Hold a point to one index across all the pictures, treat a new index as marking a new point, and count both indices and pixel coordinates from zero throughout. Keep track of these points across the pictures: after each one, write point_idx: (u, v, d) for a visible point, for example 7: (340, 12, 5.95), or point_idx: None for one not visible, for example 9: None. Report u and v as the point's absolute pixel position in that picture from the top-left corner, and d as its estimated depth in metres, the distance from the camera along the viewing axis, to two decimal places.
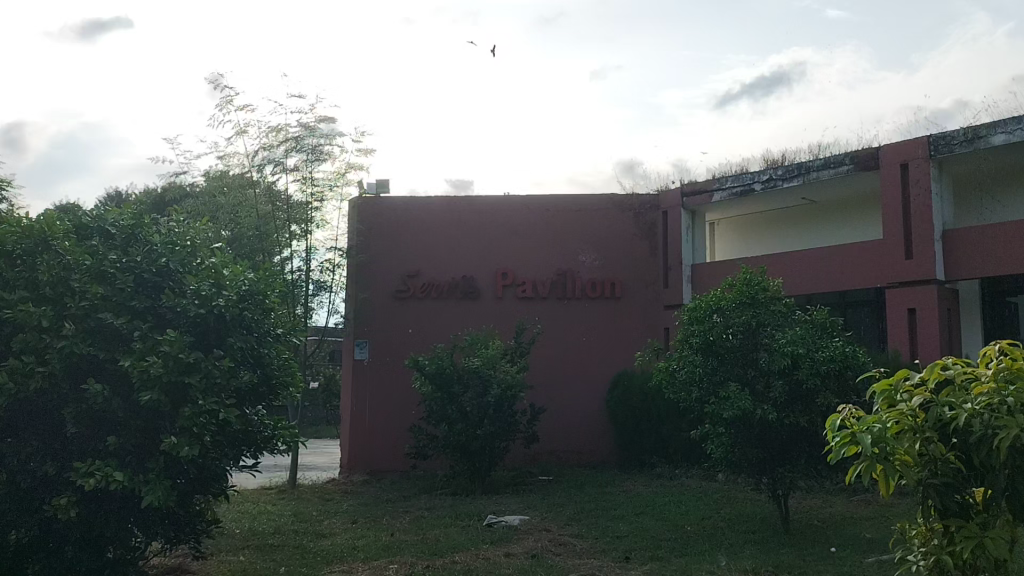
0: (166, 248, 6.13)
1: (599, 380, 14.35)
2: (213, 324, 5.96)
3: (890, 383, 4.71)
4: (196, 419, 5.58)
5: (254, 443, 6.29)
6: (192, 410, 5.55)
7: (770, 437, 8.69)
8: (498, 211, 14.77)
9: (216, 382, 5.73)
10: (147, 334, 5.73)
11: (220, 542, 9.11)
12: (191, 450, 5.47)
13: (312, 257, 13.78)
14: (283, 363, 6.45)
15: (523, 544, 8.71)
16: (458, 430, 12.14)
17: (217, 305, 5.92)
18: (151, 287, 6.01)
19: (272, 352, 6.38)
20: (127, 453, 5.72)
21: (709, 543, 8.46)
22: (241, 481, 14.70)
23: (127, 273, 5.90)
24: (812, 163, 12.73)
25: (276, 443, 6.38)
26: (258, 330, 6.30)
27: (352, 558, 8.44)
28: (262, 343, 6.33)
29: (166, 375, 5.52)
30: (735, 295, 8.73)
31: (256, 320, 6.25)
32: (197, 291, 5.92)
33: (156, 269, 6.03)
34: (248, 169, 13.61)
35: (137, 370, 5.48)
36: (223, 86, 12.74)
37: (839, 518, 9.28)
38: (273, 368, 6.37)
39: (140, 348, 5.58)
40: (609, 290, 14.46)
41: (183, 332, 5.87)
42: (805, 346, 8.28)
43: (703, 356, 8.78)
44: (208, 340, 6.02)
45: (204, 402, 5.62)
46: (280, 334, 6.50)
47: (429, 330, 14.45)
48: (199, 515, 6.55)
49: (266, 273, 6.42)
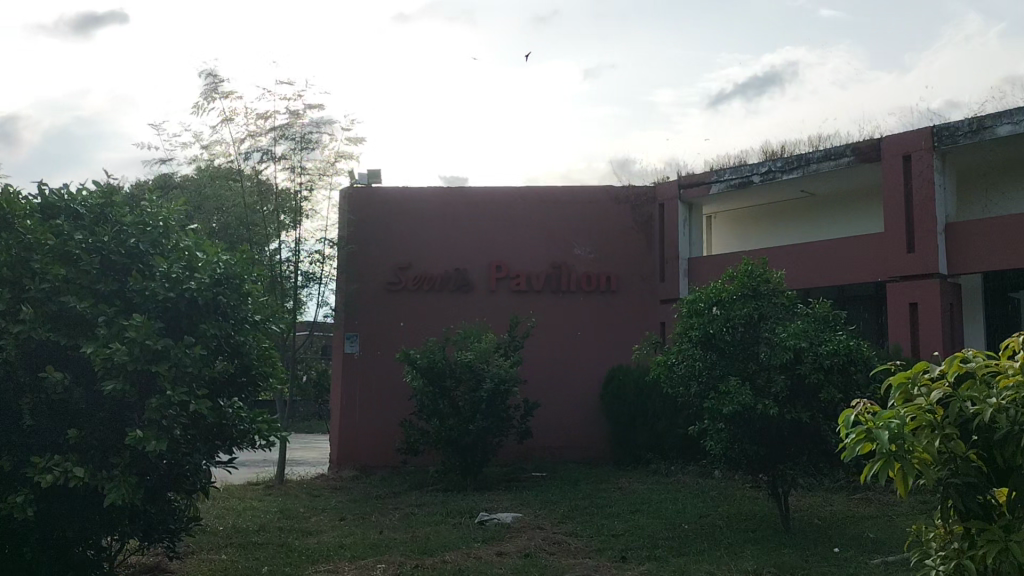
0: (137, 228, 5.76)
1: (594, 375, 14.09)
2: (184, 309, 5.68)
3: (907, 376, 4.43)
4: (164, 411, 5.29)
5: (229, 438, 5.95)
6: (158, 401, 5.26)
7: (771, 433, 8.43)
8: (492, 202, 14.47)
9: (188, 372, 5.44)
10: (113, 319, 5.46)
11: (202, 539, 8.80)
12: (157, 445, 5.17)
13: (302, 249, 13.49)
14: (263, 352, 6.17)
15: (516, 543, 8.44)
16: (449, 425, 11.87)
17: (187, 289, 5.65)
18: (119, 269, 5.70)
19: (251, 341, 6.06)
20: (91, 448, 5.45)
21: (708, 543, 8.20)
22: (228, 476, 14.38)
23: (93, 254, 5.60)
24: (812, 154, 12.47)
25: (253, 438, 6.01)
26: (232, 315, 5.97)
27: (339, 557, 8.16)
28: (239, 330, 5.99)
29: (131, 363, 5.22)
30: (737, 287, 8.45)
31: (232, 306, 5.92)
32: (167, 273, 5.64)
33: (125, 251, 5.68)
34: (234, 158, 13.27)
35: (100, 358, 5.18)
36: (209, 73, 12.46)
37: (841, 517, 9.03)
38: (252, 358, 6.11)
39: (104, 334, 5.29)
40: (604, 284, 14.19)
41: (153, 318, 5.60)
42: (808, 339, 8.06)
43: (703, 351, 8.50)
44: (181, 329, 5.76)
45: (174, 392, 5.31)
46: (259, 321, 6.12)
47: (420, 323, 14.15)
48: (176, 513, 6.29)
49: (243, 257, 6.07)
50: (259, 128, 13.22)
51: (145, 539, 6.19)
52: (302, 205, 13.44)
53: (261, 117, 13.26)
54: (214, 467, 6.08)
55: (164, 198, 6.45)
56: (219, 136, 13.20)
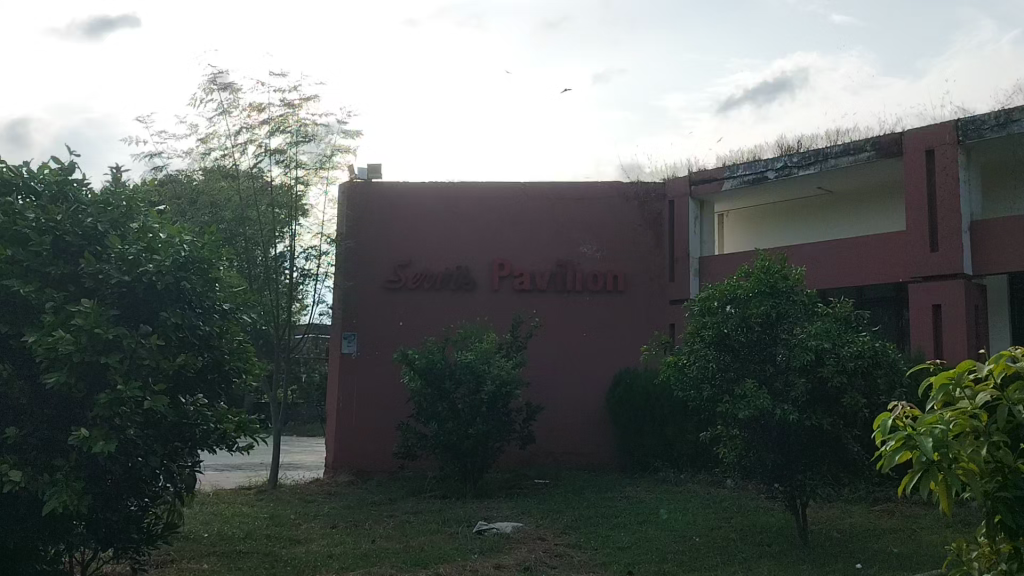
0: (96, 208, 5.45)
1: (600, 377, 13.57)
2: (141, 295, 5.26)
3: (950, 377, 3.89)
4: (116, 408, 4.87)
5: (190, 439, 5.57)
6: (108, 397, 4.83)
7: (789, 440, 7.91)
8: (496, 198, 13.98)
9: (144, 364, 5.04)
10: (61, 306, 5.05)
11: (184, 547, 8.32)
12: (105, 446, 4.74)
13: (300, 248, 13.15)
14: (236, 344, 5.80)
15: (515, 555, 7.92)
16: (448, 429, 11.33)
17: (145, 273, 5.21)
18: (74, 252, 5.35)
19: (215, 330, 5.61)
20: (32, 448, 5.03)
21: (721, 557, 7.65)
22: (219, 480, 13.90)
23: (46, 234, 5.21)
24: (830, 149, 11.95)
25: (222, 439, 5.69)
26: (196, 302, 5.51)
27: (327, 568, 7.65)
28: (204, 319, 5.55)
29: (76, 354, 4.80)
30: (753, 285, 7.93)
31: (198, 293, 5.50)
32: (122, 255, 5.22)
33: (82, 232, 5.34)
34: (228, 151, 12.76)
35: (43, 346, 4.77)
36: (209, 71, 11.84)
37: (862, 531, 8.48)
38: (224, 351, 5.72)
39: (48, 321, 4.87)
40: (612, 283, 13.68)
41: (108, 305, 5.17)
42: (830, 340, 7.51)
43: (716, 352, 7.98)
44: (137, 316, 5.32)
45: (124, 387, 4.88)
46: (229, 310, 5.72)
47: (420, 322, 13.66)
48: (136, 521, 5.79)
49: (213, 243, 5.68)
50: (254, 121, 12.80)
51: (100, 547, 5.69)
52: (301, 199, 13.06)
53: (255, 109, 12.81)
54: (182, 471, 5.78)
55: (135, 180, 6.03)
56: (213, 129, 12.68)
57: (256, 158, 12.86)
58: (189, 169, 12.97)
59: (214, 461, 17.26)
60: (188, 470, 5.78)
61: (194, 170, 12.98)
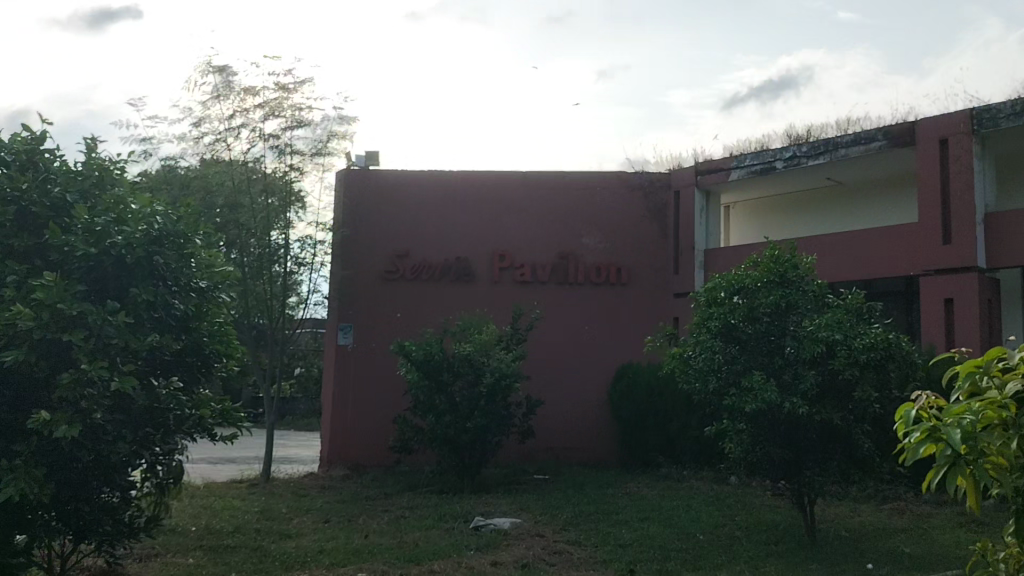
0: (65, 177, 5.50)
1: (602, 372, 13.27)
2: (110, 269, 5.29)
3: (978, 364, 3.58)
4: (81, 388, 4.83)
5: (159, 423, 5.50)
6: (72, 376, 4.79)
7: (798, 436, 7.62)
8: (497, 187, 13.68)
9: (112, 343, 5.01)
10: (22, 280, 5.14)
11: (170, 541, 8.05)
12: (67, 430, 4.70)
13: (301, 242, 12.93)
14: (216, 326, 5.89)
15: (513, 552, 7.64)
16: (446, 422, 11.05)
17: (113, 245, 5.24)
18: (37, 224, 5.43)
19: (186, 304, 5.62)
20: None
21: (727, 556, 7.36)
22: (212, 473, 13.62)
23: (9, 203, 5.33)
24: (840, 139, 11.66)
25: (199, 423, 5.75)
26: (169, 280, 5.56)
27: (317, 563, 7.37)
28: (177, 294, 5.59)
29: (36, 330, 4.82)
30: (762, 274, 7.63)
31: (172, 267, 5.52)
32: (89, 227, 5.24)
33: (49, 203, 5.41)
34: (221, 135, 12.49)
35: (4, 321, 4.81)
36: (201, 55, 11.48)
37: (872, 530, 8.18)
38: (203, 334, 5.80)
39: (9, 296, 4.96)
40: (614, 275, 13.39)
41: (75, 279, 5.21)
42: (842, 331, 7.18)
43: (722, 344, 7.67)
44: (105, 293, 5.37)
45: (88, 366, 4.83)
46: (206, 288, 5.75)
47: (419, 314, 13.38)
48: (113, 513, 5.74)
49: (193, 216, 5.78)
50: (247, 105, 12.54)
51: (76, 539, 5.69)
52: (293, 186, 12.81)
53: (248, 92, 12.52)
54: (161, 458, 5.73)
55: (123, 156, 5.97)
56: (205, 113, 12.38)
57: (250, 144, 12.60)
58: (180, 155, 12.60)
59: (209, 454, 16.95)
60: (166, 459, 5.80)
61: (186, 156, 12.62)
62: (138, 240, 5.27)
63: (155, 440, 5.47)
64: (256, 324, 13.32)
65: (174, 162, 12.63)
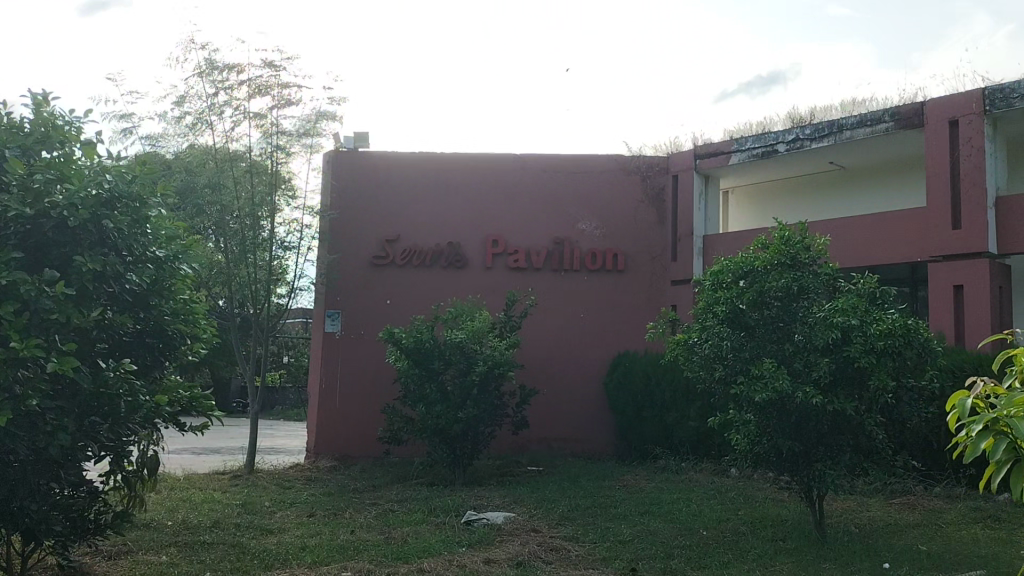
0: (6, 133, 5.19)
1: (597, 361, 12.87)
2: (50, 232, 4.97)
3: None
4: (13, 371, 4.59)
5: (108, 414, 5.17)
6: (4, 356, 4.51)
7: (809, 427, 7.20)
8: (489, 170, 13.21)
9: (51, 319, 4.75)
10: None
11: (143, 537, 7.58)
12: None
13: (290, 227, 12.54)
14: (180, 304, 5.62)
15: (506, 548, 7.23)
16: (436, 412, 10.61)
17: (53, 206, 4.95)
18: None
19: (137, 275, 5.30)
20: None
21: (733, 553, 6.97)
22: (193, 464, 13.13)
23: None
24: (846, 121, 11.26)
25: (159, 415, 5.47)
26: (122, 251, 5.25)
27: (299, 561, 6.91)
28: (128, 267, 5.26)
29: None
30: (771, 256, 7.20)
31: (125, 236, 5.23)
32: (27, 185, 4.96)
33: None
34: (203, 114, 11.95)
35: None
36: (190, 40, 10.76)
37: (883, 526, 7.80)
38: (165, 313, 5.53)
39: None
40: (611, 262, 12.97)
41: (9, 245, 4.92)
42: (858, 316, 6.74)
43: (729, 330, 7.24)
44: (44, 261, 5.06)
45: (22, 346, 4.53)
46: (164, 259, 5.46)
47: (409, 300, 12.93)
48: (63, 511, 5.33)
49: (151, 179, 5.52)
50: (230, 83, 12.01)
51: (26, 538, 5.28)
52: (280, 174, 12.39)
53: (231, 69, 12.00)
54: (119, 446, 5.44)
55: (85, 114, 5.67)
56: (187, 91, 11.82)
57: (234, 123, 12.09)
58: (161, 134, 11.97)
59: (191, 445, 16.43)
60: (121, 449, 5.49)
61: (167, 136, 11.99)
62: (86, 200, 4.99)
63: (101, 430, 5.16)
64: (239, 310, 12.82)
65: (155, 143, 11.99)
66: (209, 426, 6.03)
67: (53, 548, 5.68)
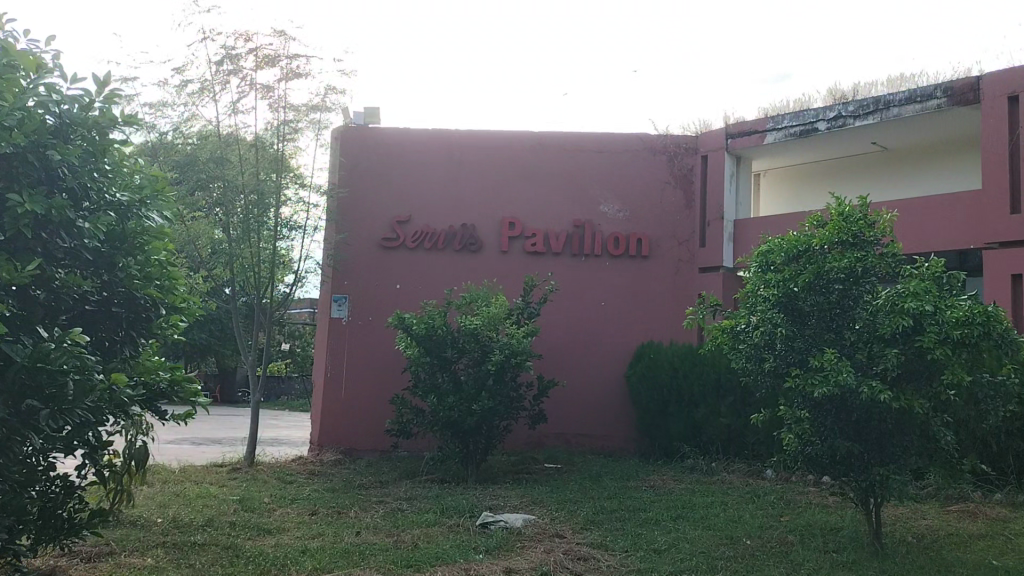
0: None
1: (620, 352, 12.11)
2: None
3: None
4: None
5: (48, 398, 4.45)
6: None
7: (869, 427, 6.42)
8: (505, 148, 12.44)
9: None
10: None
11: (131, 537, 6.88)
12: None
13: (297, 206, 11.82)
14: (148, 261, 5.22)
15: (529, 556, 6.50)
16: (449, 405, 9.87)
17: None
18: None
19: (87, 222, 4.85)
20: None
21: (784, 567, 6.22)
22: (190, 456, 12.45)
23: None
24: (893, 96, 10.50)
25: (107, 406, 4.73)
26: (76, 198, 4.88)
27: (299, 567, 6.19)
28: (79, 213, 4.87)
29: None
30: (830, 234, 6.43)
31: (82, 175, 4.88)
32: None
33: None
34: (208, 84, 11.20)
35: None
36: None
37: (946, 537, 7.03)
38: (135, 274, 5.14)
39: None
40: (634, 247, 12.20)
41: None
42: (932, 301, 5.96)
43: (782, 316, 6.48)
44: None
45: None
46: (127, 204, 5.11)
47: (420, 285, 12.19)
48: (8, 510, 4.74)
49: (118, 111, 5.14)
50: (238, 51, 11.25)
51: None
52: (283, 159, 11.56)
53: (239, 35, 11.25)
54: (70, 436, 4.73)
55: (49, 44, 5.14)
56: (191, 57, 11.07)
57: (239, 94, 11.35)
58: (161, 104, 11.21)
59: (191, 435, 15.76)
60: (74, 438, 4.80)
61: (167, 106, 11.23)
62: (27, 127, 4.53)
63: (40, 417, 4.40)
64: (242, 295, 12.11)
65: (154, 113, 11.22)
66: (193, 417, 5.29)
67: (12, 552, 5.04)
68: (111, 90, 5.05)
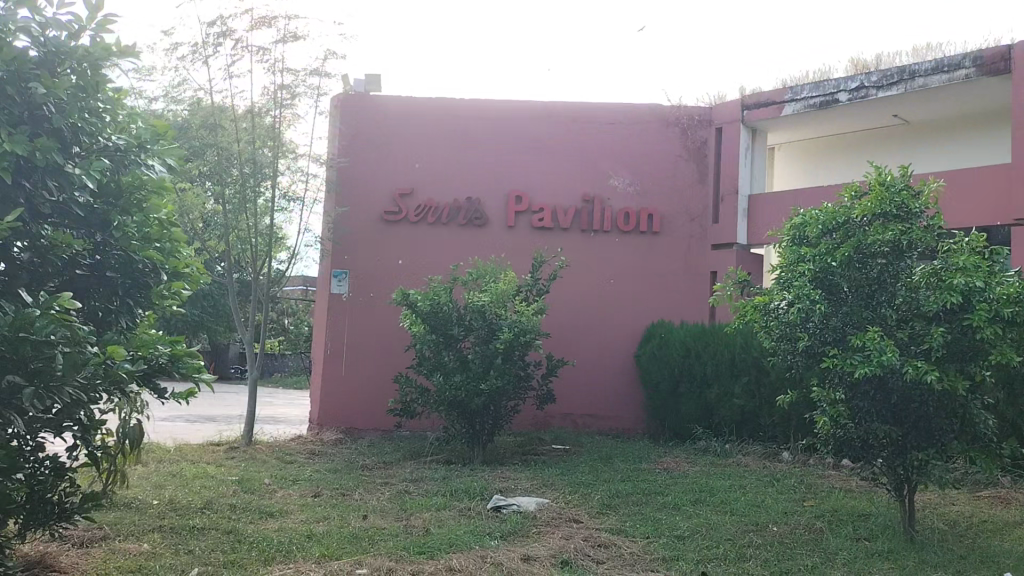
0: None
1: (629, 331, 11.77)
2: None
3: None
4: None
5: (32, 371, 4.04)
6: None
7: (908, 410, 6.08)
8: (511, 118, 11.99)
9: None
10: None
11: (123, 521, 6.50)
12: None
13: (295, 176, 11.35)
14: (148, 221, 4.83)
15: (548, 543, 6.16)
16: (455, 384, 9.51)
17: None
18: None
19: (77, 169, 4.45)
20: None
21: (818, 556, 5.91)
22: (185, 434, 12.08)
23: None
24: (919, 66, 10.09)
25: (100, 382, 4.34)
26: (65, 142, 4.48)
27: (304, 553, 5.85)
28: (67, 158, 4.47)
29: None
30: (871, 205, 6.04)
31: (71, 113, 4.47)
32: None
33: None
34: (200, 47, 10.69)
35: None
36: None
37: (980, 524, 6.73)
38: (134, 234, 4.75)
39: None
40: (644, 222, 11.81)
41: None
42: (981, 277, 5.60)
43: (818, 292, 6.11)
44: None
45: None
46: (125, 151, 4.72)
47: (423, 260, 11.79)
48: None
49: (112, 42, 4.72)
50: None
51: None
52: (280, 128, 11.04)
53: None
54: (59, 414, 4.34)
55: None
56: None
57: (233, 58, 10.85)
58: (150, 68, 10.70)
59: (185, 412, 15.38)
60: (64, 417, 4.40)
61: (156, 70, 10.72)
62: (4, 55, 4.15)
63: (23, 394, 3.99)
64: (238, 269, 11.68)
65: (142, 77, 10.72)
66: (195, 395, 4.89)
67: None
68: (103, 16, 4.62)
